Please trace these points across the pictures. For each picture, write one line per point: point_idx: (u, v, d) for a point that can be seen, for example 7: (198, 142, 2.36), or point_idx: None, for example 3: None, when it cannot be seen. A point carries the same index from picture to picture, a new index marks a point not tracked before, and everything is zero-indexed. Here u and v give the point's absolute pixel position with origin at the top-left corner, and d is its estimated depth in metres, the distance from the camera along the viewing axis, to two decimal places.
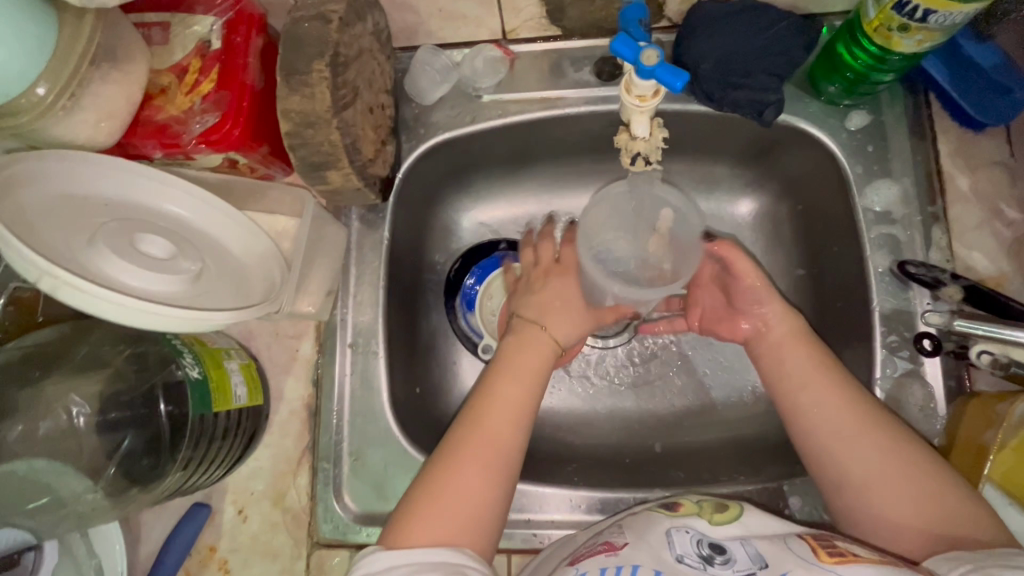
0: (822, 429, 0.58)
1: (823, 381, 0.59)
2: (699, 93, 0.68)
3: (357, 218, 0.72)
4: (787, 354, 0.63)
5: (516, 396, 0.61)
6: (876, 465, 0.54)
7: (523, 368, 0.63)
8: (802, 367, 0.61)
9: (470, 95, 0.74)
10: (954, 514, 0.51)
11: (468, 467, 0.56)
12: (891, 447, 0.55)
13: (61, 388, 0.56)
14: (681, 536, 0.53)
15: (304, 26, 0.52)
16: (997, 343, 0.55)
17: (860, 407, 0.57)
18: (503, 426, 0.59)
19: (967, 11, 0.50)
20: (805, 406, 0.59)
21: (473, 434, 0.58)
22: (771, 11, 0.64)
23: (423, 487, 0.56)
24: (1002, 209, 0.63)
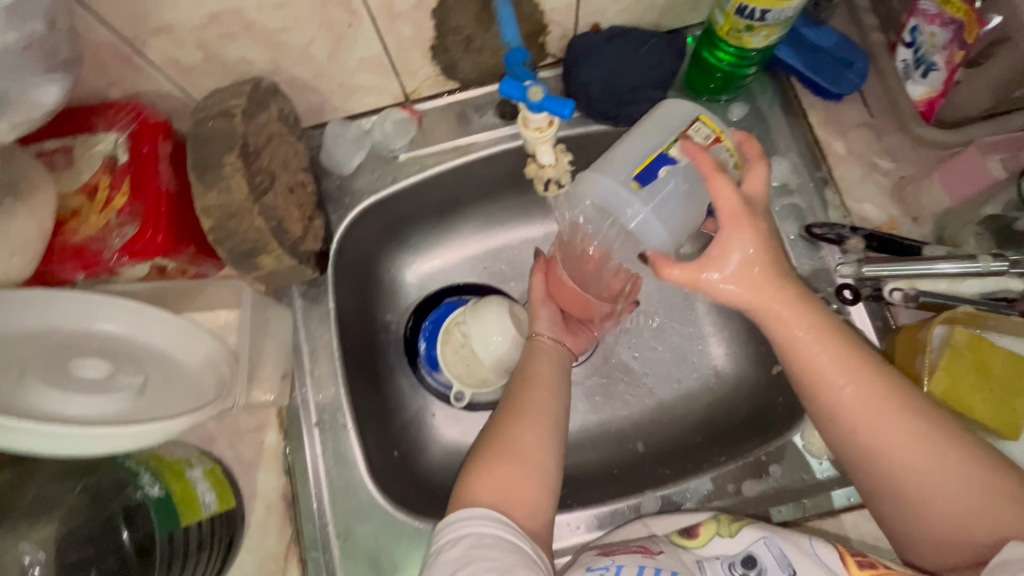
0: (857, 428, 0.51)
1: (852, 374, 0.51)
2: (594, 114, 0.74)
3: (299, 296, 0.72)
4: (804, 352, 0.52)
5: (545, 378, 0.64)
6: (920, 462, 0.49)
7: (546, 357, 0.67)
8: (823, 368, 0.52)
9: (387, 157, 0.77)
10: (1005, 507, 0.46)
11: (519, 434, 0.59)
12: (933, 437, 0.49)
13: (6, 541, 0.53)
14: (713, 567, 0.55)
15: (210, 124, 0.54)
16: (903, 279, 0.62)
17: (888, 399, 0.50)
18: (543, 402, 0.61)
19: (794, 6, 0.58)
20: (838, 406, 0.52)
21: (527, 396, 0.62)
22: (638, 33, 0.72)
23: (482, 463, 0.57)
24: (877, 162, 0.70)
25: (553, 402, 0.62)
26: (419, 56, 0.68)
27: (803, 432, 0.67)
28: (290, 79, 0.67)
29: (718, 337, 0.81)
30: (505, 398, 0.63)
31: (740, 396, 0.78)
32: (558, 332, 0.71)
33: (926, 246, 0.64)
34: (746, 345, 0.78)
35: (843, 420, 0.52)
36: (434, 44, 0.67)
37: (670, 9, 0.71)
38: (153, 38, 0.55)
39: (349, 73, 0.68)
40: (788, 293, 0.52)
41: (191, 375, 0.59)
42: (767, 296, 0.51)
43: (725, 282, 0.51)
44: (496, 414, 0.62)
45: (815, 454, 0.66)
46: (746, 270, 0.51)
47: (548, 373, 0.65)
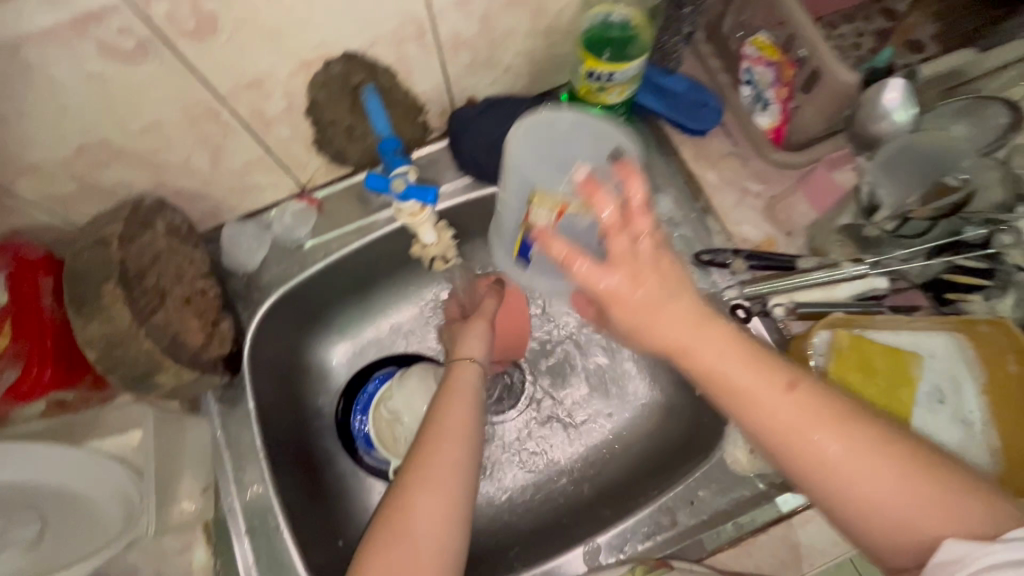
0: (790, 447, 0.43)
1: (772, 394, 0.43)
2: (485, 179, 0.78)
3: (215, 402, 0.70)
4: (715, 369, 0.44)
5: (456, 425, 0.61)
6: (853, 471, 0.42)
7: (459, 399, 0.63)
8: (740, 384, 0.44)
9: (291, 247, 0.78)
10: (940, 509, 0.40)
11: (419, 504, 0.55)
12: (866, 441, 0.42)
13: None
14: None
15: (85, 257, 0.55)
16: (782, 292, 0.67)
17: (798, 383, 0.44)
18: (449, 464, 0.57)
19: (631, 68, 0.64)
20: (767, 426, 0.44)
21: (430, 457, 0.58)
22: (512, 99, 0.76)
23: (384, 535, 0.53)
24: (748, 186, 0.76)
25: (456, 460, 0.58)
26: (304, 151, 0.71)
27: (727, 451, 0.69)
28: (177, 191, 0.67)
29: (644, 366, 0.83)
30: (409, 459, 0.59)
31: (671, 423, 0.79)
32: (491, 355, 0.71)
33: (799, 259, 0.69)
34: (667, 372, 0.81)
35: (767, 424, 0.44)
36: (315, 139, 0.69)
37: (538, 74, 0.77)
38: (21, 178, 0.56)
39: (237, 176, 0.70)
40: (693, 312, 0.45)
41: (98, 509, 0.58)
42: (645, 300, 0.45)
43: (635, 319, 0.45)
44: (401, 475, 0.58)
45: (742, 469, 0.68)
46: (649, 300, 0.44)
47: (458, 421, 0.61)
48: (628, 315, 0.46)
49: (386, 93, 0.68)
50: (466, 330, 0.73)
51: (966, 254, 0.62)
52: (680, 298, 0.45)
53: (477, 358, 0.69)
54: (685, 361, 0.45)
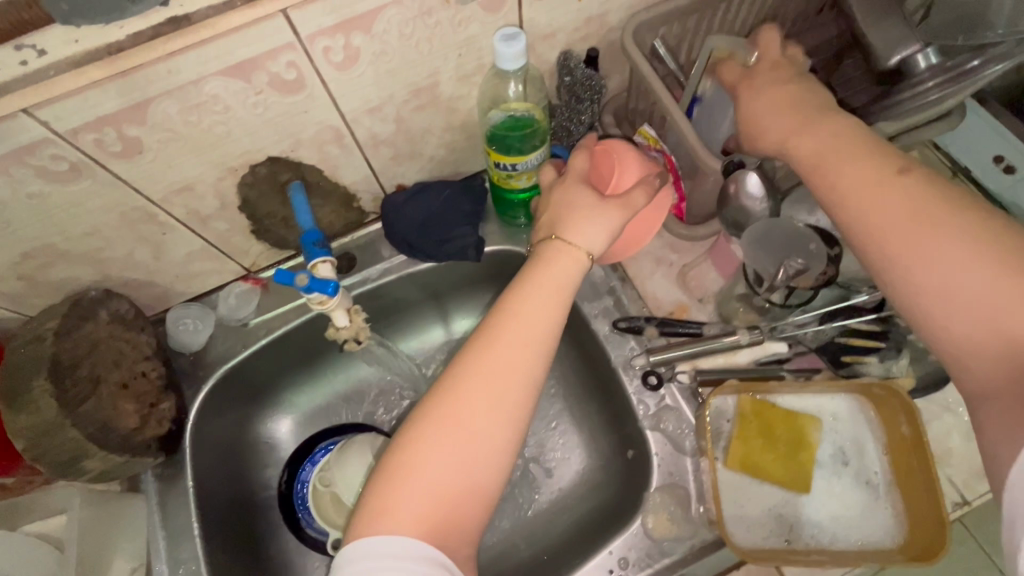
0: (881, 248, 0.48)
1: (937, 212, 0.46)
2: (420, 256, 0.84)
3: (154, 479, 0.74)
4: (861, 216, 0.49)
5: (513, 347, 0.53)
6: (945, 263, 0.45)
7: (540, 299, 0.56)
8: (870, 215, 0.49)
9: (236, 325, 0.83)
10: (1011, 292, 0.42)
11: (441, 431, 0.50)
12: (973, 236, 0.45)
13: None
14: None
15: (23, 351, 0.60)
16: (687, 359, 0.71)
17: (927, 214, 0.46)
18: (504, 379, 0.52)
19: (532, 159, 0.70)
20: (879, 238, 0.48)
21: (477, 371, 0.52)
22: (439, 185, 0.83)
23: (401, 460, 0.50)
24: (662, 256, 0.80)
25: (530, 358, 0.54)
26: (245, 239, 0.77)
27: (646, 518, 0.68)
28: (124, 281, 0.73)
29: (578, 433, 0.86)
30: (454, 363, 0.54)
31: (602, 490, 0.81)
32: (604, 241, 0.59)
33: (705, 326, 0.73)
34: (596, 437, 0.84)
35: (893, 262, 0.48)
36: (254, 228, 0.76)
37: (464, 160, 0.84)
38: None
39: (181, 265, 0.76)
40: (804, 108, 0.55)
41: None
42: (832, 147, 0.52)
43: (750, 135, 0.59)
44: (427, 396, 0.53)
45: (660, 536, 0.67)
46: (832, 144, 0.52)
47: (528, 323, 0.54)
48: (751, 133, 0.59)
49: (314, 188, 0.75)
50: (603, 202, 0.59)
51: (859, 317, 0.69)
52: (835, 130, 0.52)
53: (591, 255, 0.59)
54: (821, 186, 0.52)
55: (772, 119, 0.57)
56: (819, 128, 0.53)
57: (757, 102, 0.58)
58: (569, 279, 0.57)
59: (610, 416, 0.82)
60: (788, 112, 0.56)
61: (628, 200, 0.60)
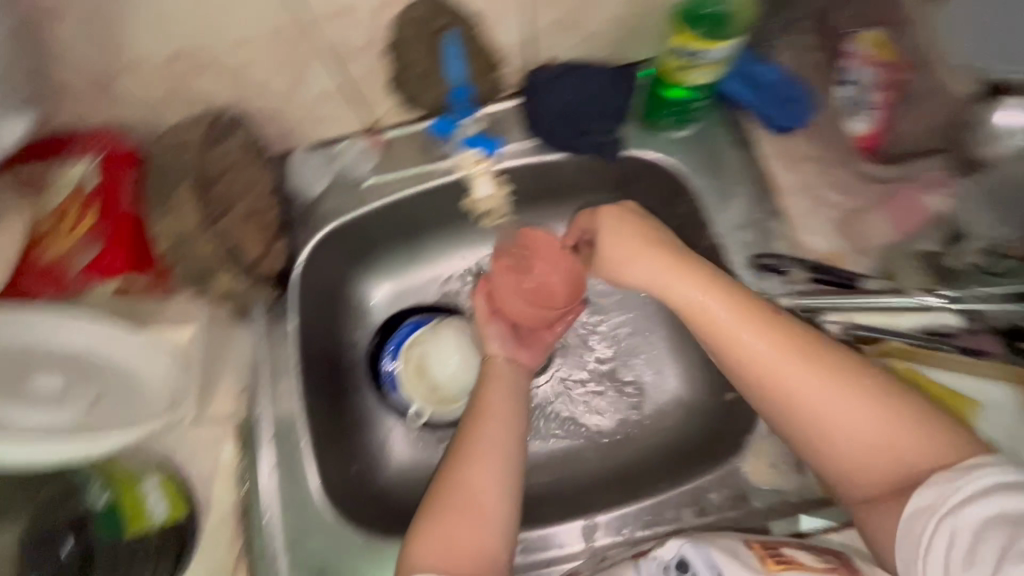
0: (782, 403, 0.55)
1: (816, 387, 0.54)
2: (552, 144, 0.77)
3: (262, 314, 0.75)
4: (752, 358, 0.56)
5: (500, 407, 0.64)
6: (842, 414, 0.53)
7: (501, 393, 0.66)
8: (756, 360, 0.55)
9: (353, 181, 0.80)
10: (911, 443, 0.52)
11: (478, 467, 0.60)
12: (854, 389, 0.54)
13: None
14: (648, 564, 0.59)
15: (164, 159, 0.61)
16: (842, 312, 0.65)
17: (819, 367, 0.54)
18: (497, 443, 0.62)
19: (721, 47, 0.62)
20: (773, 388, 0.55)
21: (485, 424, 0.63)
22: (592, 66, 0.74)
23: (437, 501, 0.58)
24: (824, 195, 0.71)
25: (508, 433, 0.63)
26: (380, 88, 0.72)
27: (744, 463, 0.68)
28: (256, 109, 0.70)
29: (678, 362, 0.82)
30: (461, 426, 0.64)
31: (694, 423, 0.78)
32: (511, 349, 0.71)
33: (865, 280, 0.67)
34: (694, 373, 0.80)
35: (804, 408, 0.54)
36: (393, 77, 0.70)
37: (622, 43, 0.74)
38: (122, 76, 0.60)
39: (313, 104, 0.72)
40: (664, 249, 0.60)
41: (145, 392, 0.62)
42: (709, 306, 0.57)
43: (618, 249, 0.62)
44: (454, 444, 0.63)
45: (756, 482, 0.67)
46: (703, 295, 0.57)
47: (503, 396, 0.66)
48: (614, 246, 0.63)
49: (462, 43, 0.69)
50: (636, 257, 0.61)
51: None
52: (721, 290, 0.58)
53: (507, 355, 0.70)
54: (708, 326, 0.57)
55: (636, 268, 0.61)
56: (699, 271, 0.59)
57: (615, 229, 0.63)
58: (514, 369, 0.69)
59: None
60: (653, 256, 0.60)
61: (555, 260, 0.74)
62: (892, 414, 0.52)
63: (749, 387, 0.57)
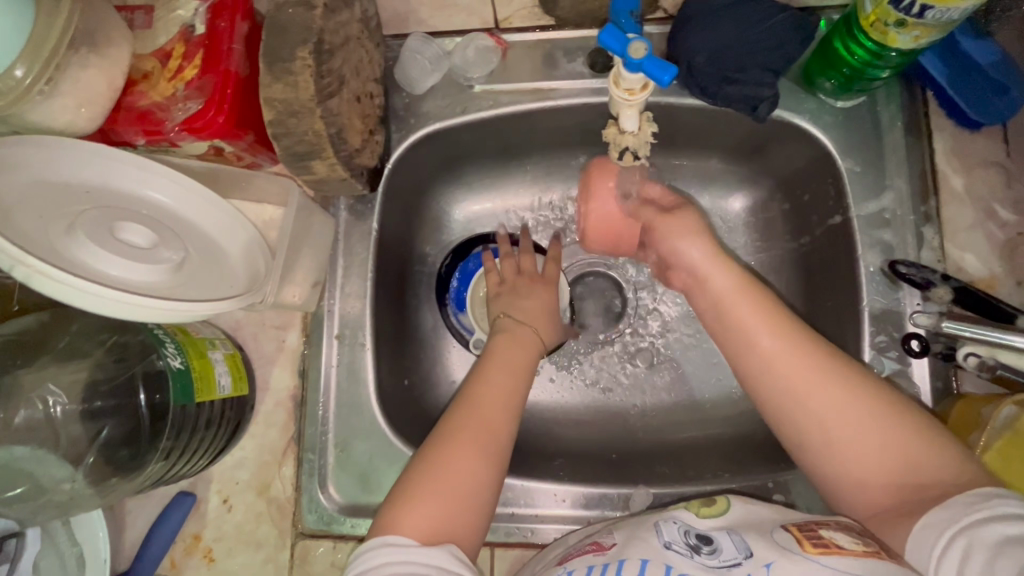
0: (787, 413, 0.55)
1: (822, 386, 0.53)
2: (693, 89, 0.67)
3: (345, 209, 0.72)
4: (767, 368, 0.56)
5: (497, 397, 0.60)
6: (846, 426, 0.52)
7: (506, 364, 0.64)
8: (779, 370, 0.55)
9: (461, 85, 0.73)
10: (918, 450, 0.49)
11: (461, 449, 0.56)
12: (831, 395, 0.53)
13: (38, 377, 0.59)
14: (668, 527, 0.53)
15: (288, 13, 0.52)
16: (984, 346, 0.55)
17: (816, 363, 0.54)
18: (489, 407, 0.59)
19: (966, 7, 0.49)
20: (784, 396, 0.55)
21: (477, 393, 0.60)
22: (766, 4, 0.63)
23: (420, 466, 0.55)
24: (996, 210, 0.62)
25: (509, 395, 0.61)
26: None
27: None
28: None
29: None
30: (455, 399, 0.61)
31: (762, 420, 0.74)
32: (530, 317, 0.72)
33: (1023, 316, 0.56)
34: None
35: (789, 410, 0.54)
36: None
37: None
38: None
39: None
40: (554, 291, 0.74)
41: (227, 265, 0.60)
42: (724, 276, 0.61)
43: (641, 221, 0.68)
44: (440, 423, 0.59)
45: None
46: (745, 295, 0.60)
47: (506, 370, 0.63)
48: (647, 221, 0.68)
49: None
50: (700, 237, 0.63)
51: None
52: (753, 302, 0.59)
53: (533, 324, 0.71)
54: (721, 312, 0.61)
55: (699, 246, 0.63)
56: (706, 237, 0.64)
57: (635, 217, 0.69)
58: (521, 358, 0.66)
59: None
60: (706, 238, 0.63)
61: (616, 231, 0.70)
62: (886, 415, 0.51)
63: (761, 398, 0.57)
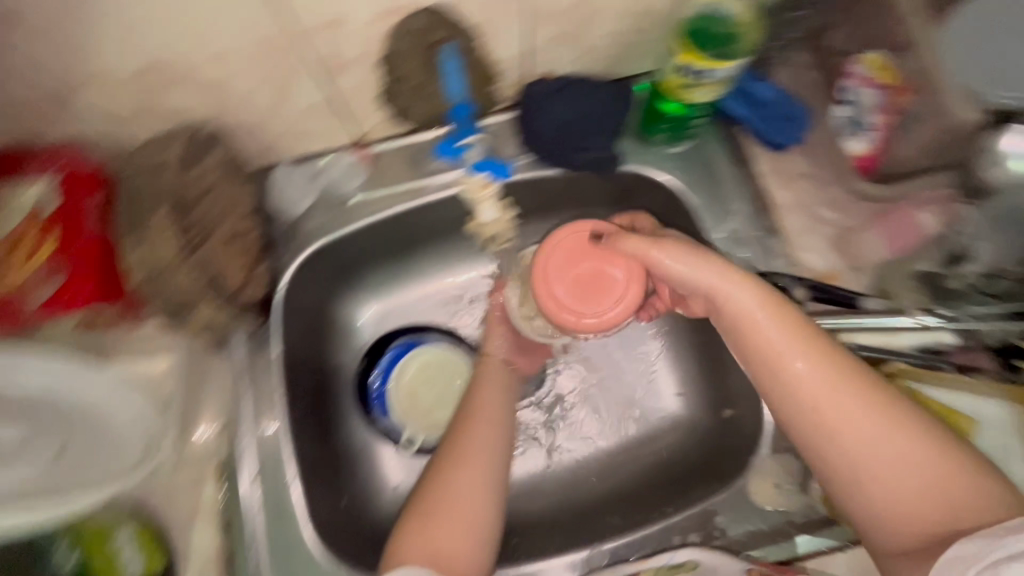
0: (815, 439, 0.54)
1: (879, 430, 0.52)
2: (548, 161, 0.75)
3: (240, 348, 0.69)
4: (793, 400, 0.54)
5: (483, 446, 0.62)
6: (890, 461, 0.51)
7: (492, 397, 0.68)
8: (814, 400, 0.53)
9: (339, 199, 0.76)
10: (966, 486, 0.50)
11: (461, 481, 0.60)
12: (895, 428, 0.52)
13: None
14: None
15: (148, 179, 0.59)
16: (839, 332, 0.64)
17: (847, 376, 0.53)
18: (485, 446, 0.63)
19: (734, 66, 0.60)
20: (822, 423, 0.53)
21: (466, 433, 0.63)
22: (589, 81, 0.72)
23: (426, 486, 0.60)
24: (820, 212, 0.71)
25: (496, 434, 0.64)
26: (370, 101, 0.68)
27: (752, 484, 0.67)
28: (235, 124, 0.65)
29: (675, 380, 0.81)
30: (448, 435, 0.64)
31: (694, 443, 0.77)
32: (512, 354, 0.73)
33: (865, 299, 0.66)
34: (698, 387, 0.79)
35: (831, 445, 0.53)
36: (385, 90, 0.67)
37: (620, 59, 0.73)
38: (83, 88, 0.55)
39: (297, 118, 0.67)
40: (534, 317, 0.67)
41: (118, 439, 0.59)
42: (746, 306, 0.56)
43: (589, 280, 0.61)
44: (440, 450, 0.63)
45: (761, 503, 0.66)
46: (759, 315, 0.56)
47: (494, 401, 0.67)
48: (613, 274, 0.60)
49: (466, 53, 0.64)
50: (693, 254, 0.58)
51: None
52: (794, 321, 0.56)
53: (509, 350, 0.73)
54: (749, 334, 0.56)
55: (674, 258, 0.58)
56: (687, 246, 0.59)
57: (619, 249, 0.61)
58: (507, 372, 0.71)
59: (715, 369, 0.77)
60: (687, 245, 0.59)
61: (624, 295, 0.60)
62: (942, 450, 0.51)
63: (790, 429, 0.56)
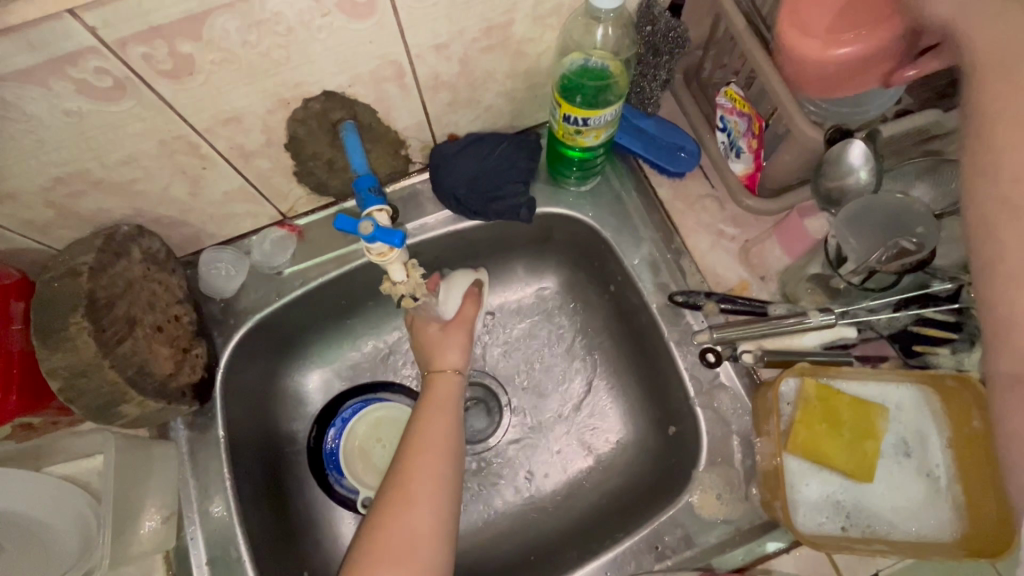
0: (994, 126, 0.39)
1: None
2: (465, 214, 0.79)
3: (184, 428, 0.71)
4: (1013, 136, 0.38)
5: (427, 480, 0.67)
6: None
7: (438, 427, 0.72)
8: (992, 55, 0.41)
9: (271, 274, 0.78)
10: None
11: (407, 521, 0.64)
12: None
13: None
14: None
15: (55, 286, 0.58)
16: (751, 339, 0.68)
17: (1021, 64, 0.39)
18: (428, 483, 0.67)
19: (610, 113, 0.65)
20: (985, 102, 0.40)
21: (410, 473, 0.68)
22: (490, 138, 0.77)
23: (372, 526, 0.64)
24: (723, 229, 0.76)
25: (441, 468, 0.68)
26: (285, 181, 0.72)
27: (696, 498, 0.68)
28: (156, 219, 0.68)
29: (618, 405, 0.84)
30: (393, 473, 0.68)
31: (645, 465, 0.79)
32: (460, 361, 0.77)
33: (771, 306, 0.70)
34: (640, 409, 0.82)
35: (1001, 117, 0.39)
36: (296, 171, 0.70)
37: (519, 114, 0.78)
38: None
39: (217, 205, 0.71)
40: None
41: (54, 540, 0.62)
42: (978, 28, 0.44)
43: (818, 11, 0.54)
44: (385, 490, 0.68)
45: (709, 516, 0.67)
46: None
47: (439, 435, 0.71)
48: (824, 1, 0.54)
49: (368, 128, 0.69)
50: None
51: (935, 307, 0.65)
52: None
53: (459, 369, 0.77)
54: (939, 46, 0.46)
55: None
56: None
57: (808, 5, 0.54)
58: (451, 394, 0.75)
59: (654, 388, 0.80)
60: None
61: None
62: None
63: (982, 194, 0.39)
